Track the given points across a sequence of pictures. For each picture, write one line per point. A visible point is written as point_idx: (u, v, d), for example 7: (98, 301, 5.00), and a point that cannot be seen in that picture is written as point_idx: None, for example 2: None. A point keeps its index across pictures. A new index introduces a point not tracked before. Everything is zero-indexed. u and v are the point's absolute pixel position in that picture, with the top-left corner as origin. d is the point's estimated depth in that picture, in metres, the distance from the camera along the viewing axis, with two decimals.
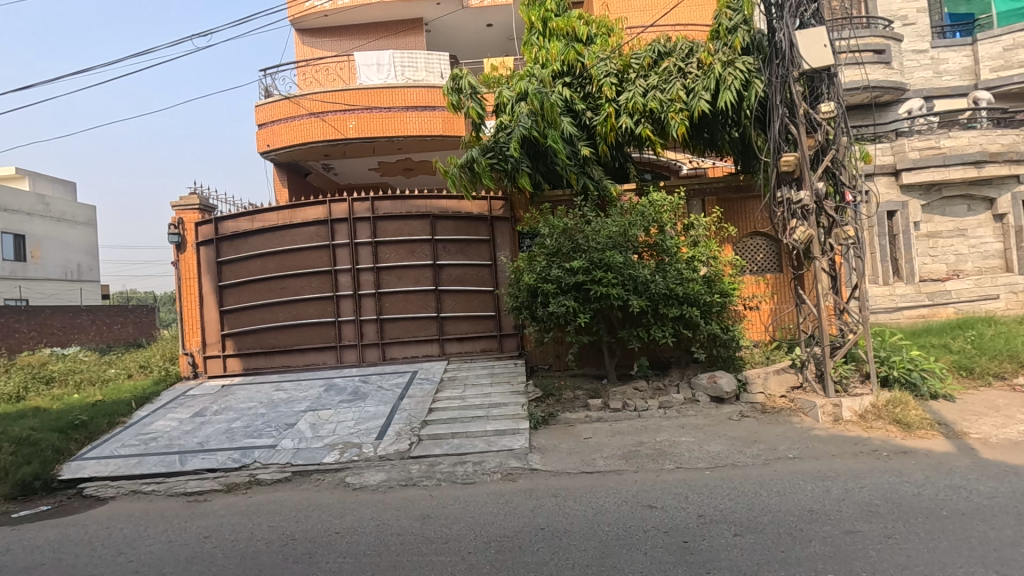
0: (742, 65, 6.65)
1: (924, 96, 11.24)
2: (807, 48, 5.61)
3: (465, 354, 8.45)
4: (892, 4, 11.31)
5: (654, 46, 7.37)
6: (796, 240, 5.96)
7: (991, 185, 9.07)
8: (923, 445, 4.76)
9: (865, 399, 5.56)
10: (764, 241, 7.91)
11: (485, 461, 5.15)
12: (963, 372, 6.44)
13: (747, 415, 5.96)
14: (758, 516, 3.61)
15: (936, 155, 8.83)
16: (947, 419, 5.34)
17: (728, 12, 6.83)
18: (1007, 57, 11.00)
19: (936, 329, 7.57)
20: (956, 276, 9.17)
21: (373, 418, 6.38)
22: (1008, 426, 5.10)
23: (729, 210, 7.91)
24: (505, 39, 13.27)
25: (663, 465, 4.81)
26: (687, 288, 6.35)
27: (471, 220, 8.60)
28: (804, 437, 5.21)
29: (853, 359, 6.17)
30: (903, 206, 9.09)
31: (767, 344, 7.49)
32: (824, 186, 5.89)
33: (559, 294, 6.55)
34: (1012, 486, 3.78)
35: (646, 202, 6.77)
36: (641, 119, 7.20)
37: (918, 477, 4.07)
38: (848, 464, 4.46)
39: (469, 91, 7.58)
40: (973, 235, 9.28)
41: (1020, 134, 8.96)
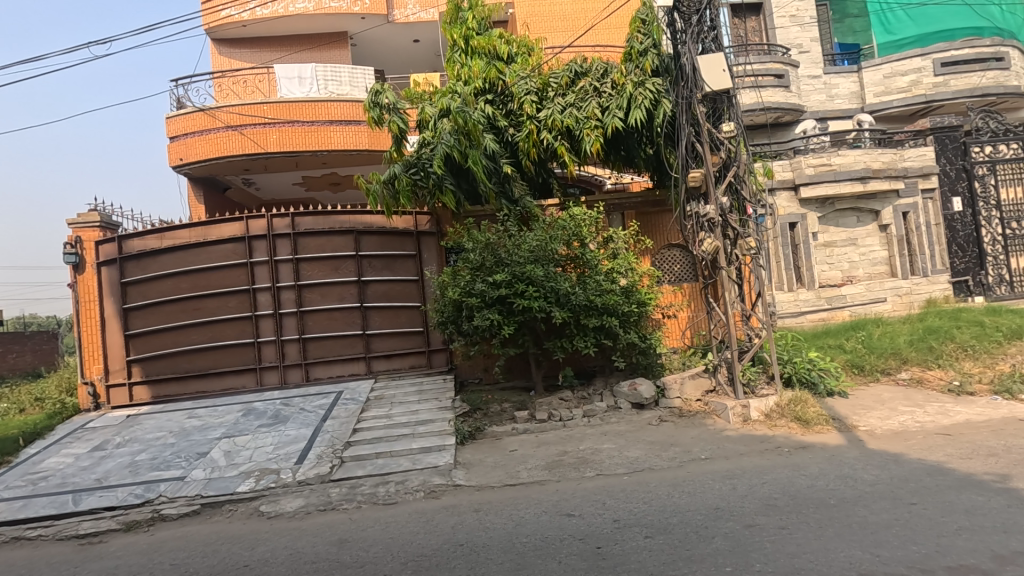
0: (652, 86, 6.98)
1: (819, 117, 12.29)
2: (708, 72, 6.00)
3: (393, 371, 8.31)
4: (789, 34, 12.33)
5: (571, 66, 7.67)
6: (705, 252, 6.31)
7: (876, 199, 10.01)
8: (819, 440, 5.15)
9: (770, 399, 5.94)
10: (680, 252, 8.32)
11: (408, 480, 5.07)
12: (856, 369, 7.07)
13: (665, 420, 6.22)
14: (669, 517, 3.75)
15: (829, 171, 9.65)
16: (840, 414, 5.80)
17: (639, 35, 7.18)
18: (886, 83, 12.20)
19: (833, 331, 8.19)
20: (850, 281, 9.99)
21: (293, 442, 6.14)
22: (891, 418, 5.61)
23: (646, 224, 8.30)
24: (432, 55, 13.37)
25: (584, 472, 4.92)
26: (606, 299, 6.57)
27: (397, 235, 8.52)
28: (716, 438, 5.50)
29: (760, 362, 6.56)
30: (803, 218, 9.83)
31: (685, 350, 7.84)
32: (729, 201, 6.28)
33: (483, 307, 6.61)
34: (890, 472, 4.16)
35: (567, 217, 6.97)
36: (560, 136, 7.46)
37: (813, 469, 4.39)
38: (753, 462, 4.74)
39: (392, 108, 7.54)
40: (863, 243, 10.17)
41: (897, 153, 9.98)
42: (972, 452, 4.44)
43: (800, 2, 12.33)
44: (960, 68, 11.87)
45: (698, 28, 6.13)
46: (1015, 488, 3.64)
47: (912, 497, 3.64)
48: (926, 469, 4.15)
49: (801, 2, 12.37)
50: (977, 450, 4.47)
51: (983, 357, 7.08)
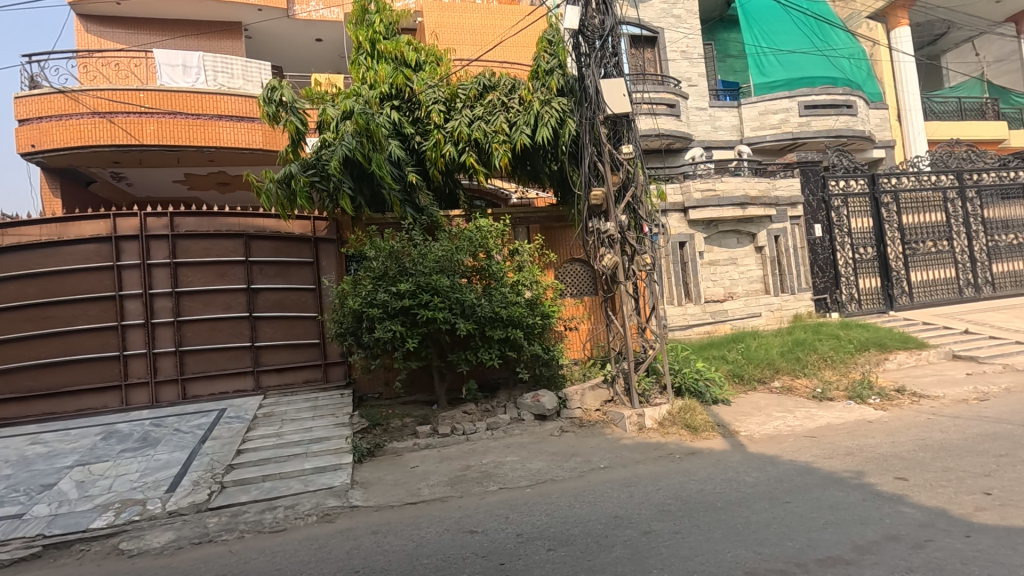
0: (558, 105, 7.15)
1: (705, 146, 13.38)
2: (610, 96, 6.28)
3: (285, 386, 7.74)
4: (680, 67, 13.37)
5: (480, 79, 7.71)
6: (605, 267, 6.55)
7: (753, 223, 11.02)
8: (706, 445, 5.51)
9: (663, 408, 6.27)
10: (581, 266, 8.61)
11: (299, 504, 4.70)
12: (736, 379, 7.69)
13: (566, 430, 6.34)
14: (571, 528, 3.78)
15: (714, 197, 10.49)
16: (724, 420, 6.25)
17: (546, 55, 7.38)
18: (761, 120, 13.58)
19: (717, 343, 8.86)
20: (730, 297, 10.80)
21: (164, 467, 5.48)
22: (766, 423, 6.14)
23: (550, 238, 8.51)
24: (336, 57, 12.93)
25: (487, 486, 4.86)
26: (511, 311, 6.59)
27: (292, 241, 8.00)
28: (614, 446, 5.69)
29: (654, 372, 6.90)
30: (691, 238, 10.59)
31: (585, 362, 8.07)
32: (627, 219, 6.57)
33: (385, 318, 6.37)
34: (768, 474, 4.53)
35: (473, 228, 6.94)
36: (467, 147, 7.45)
37: (701, 474, 4.67)
38: (649, 469, 4.94)
39: (288, 106, 7.09)
40: (741, 263, 11.09)
41: (771, 183, 11.08)
42: (833, 451, 4.96)
43: (689, 40, 13.41)
44: (818, 111, 13.48)
45: (602, 53, 6.42)
46: (868, 483, 4.10)
47: (786, 496, 3.97)
48: (797, 469, 4.57)
49: (690, 40, 13.46)
50: (837, 450, 5.01)
51: (839, 366, 8.03)
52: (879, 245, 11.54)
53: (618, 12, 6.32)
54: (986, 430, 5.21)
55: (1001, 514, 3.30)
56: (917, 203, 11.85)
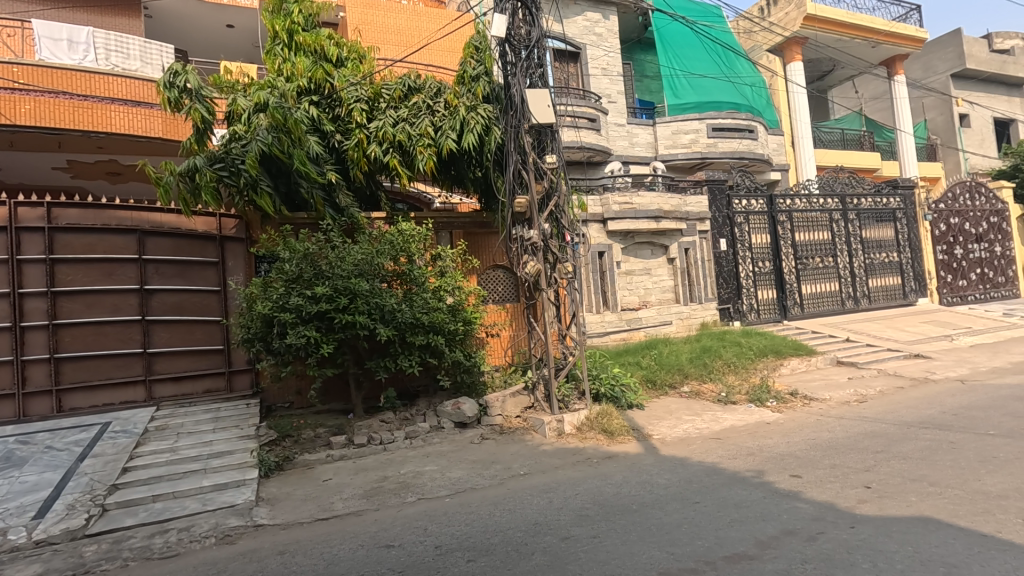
0: (484, 111, 7.12)
1: (623, 160, 13.93)
2: (534, 106, 6.35)
3: (182, 397, 7.12)
4: (601, 83, 13.86)
5: (404, 80, 7.56)
6: (528, 274, 6.60)
7: (666, 236, 11.56)
8: (622, 449, 5.68)
9: (581, 413, 6.41)
10: (504, 273, 8.65)
11: (195, 526, 4.30)
12: (650, 384, 8.03)
13: (487, 438, 6.31)
14: (491, 537, 3.73)
15: (631, 210, 10.92)
16: (638, 424, 6.49)
17: (472, 61, 7.36)
18: (674, 139, 14.37)
19: (632, 349, 9.20)
20: (644, 305, 11.31)
21: (31, 490, 4.83)
22: (676, 426, 6.43)
23: (473, 244, 8.48)
24: (249, 45, 12.20)
25: (405, 498, 4.70)
26: (432, 317, 6.47)
27: (194, 239, 7.39)
28: (534, 453, 5.73)
29: (573, 378, 7.03)
30: (609, 248, 10.92)
31: (507, 368, 8.09)
32: (550, 227, 6.67)
33: (298, 323, 6.05)
34: (678, 475, 4.73)
35: (395, 231, 6.76)
36: (390, 148, 7.26)
37: (617, 477, 4.80)
38: (568, 474, 5.00)
39: (195, 93, 6.58)
40: (655, 273, 11.61)
41: (682, 199, 11.71)
42: (737, 452, 5.28)
43: (610, 58, 13.95)
44: (724, 134, 14.49)
45: (527, 63, 6.51)
46: (767, 481, 4.39)
47: (695, 496, 4.16)
48: (705, 470, 4.81)
49: (611, 58, 14.00)
50: (740, 450, 5.34)
51: (741, 371, 8.61)
52: (775, 259, 12.57)
53: (544, 24, 6.43)
54: (864, 428, 5.77)
55: (880, 506, 3.65)
56: (807, 222, 13.04)
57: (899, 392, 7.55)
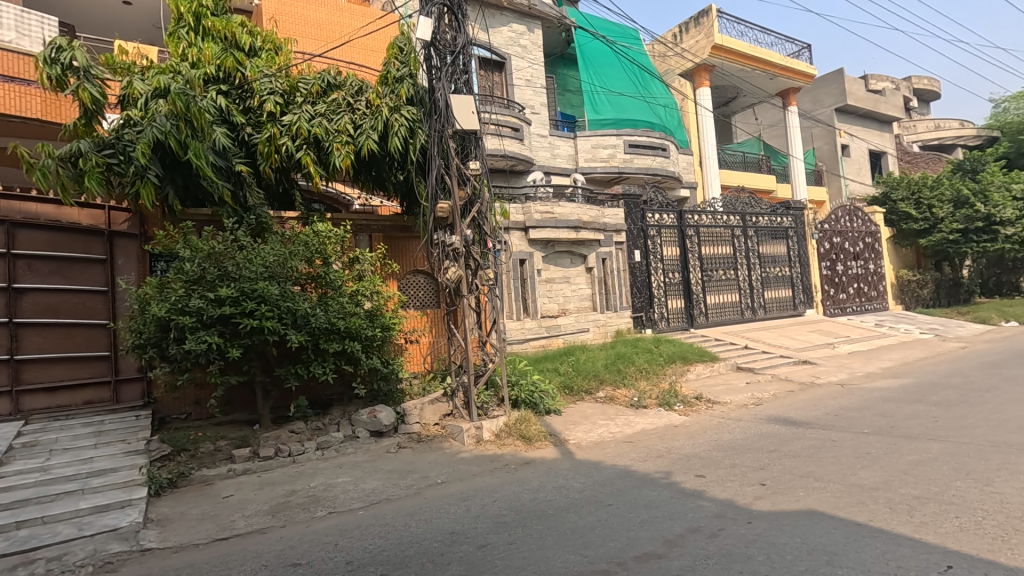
0: (407, 114, 7.00)
1: (545, 170, 14.21)
2: (459, 112, 6.33)
3: (58, 409, 6.36)
4: (524, 94, 14.09)
5: (323, 76, 7.27)
6: (449, 280, 6.53)
7: (584, 245, 11.84)
8: (539, 455, 5.75)
9: (500, 420, 6.43)
10: (424, 278, 8.53)
11: (69, 554, 3.84)
12: (567, 391, 8.21)
13: (404, 446, 6.16)
14: (405, 550, 3.63)
15: (551, 219, 11.12)
16: (555, 430, 6.60)
17: (396, 61, 7.19)
18: (593, 152, 14.86)
19: (551, 355, 9.34)
20: (563, 312, 11.50)
21: None
22: (592, 430, 6.61)
23: (393, 248, 8.30)
24: (149, 25, 11.26)
25: (315, 512, 4.47)
26: (349, 322, 6.23)
27: (77, 234, 6.66)
28: (452, 460, 5.66)
29: (492, 386, 7.03)
30: (530, 256, 11.04)
31: (426, 375, 7.95)
32: (472, 233, 6.65)
33: (198, 328, 5.61)
34: (593, 479, 4.86)
35: (310, 232, 6.48)
36: (307, 145, 6.96)
37: (534, 483, 4.84)
38: (486, 481, 4.98)
39: (84, 73, 5.94)
40: (574, 281, 11.82)
41: (600, 211, 12.10)
42: (647, 454, 5.51)
43: (533, 70, 14.24)
44: (639, 150, 15.20)
45: (452, 68, 6.47)
46: (675, 481, 4.61)
47: (609, 499, 4.29)
48: (618, 473, 4.98)
49: (534, 70, 14.30)
50: (650, 453, 5.57)
51: (652, 376, 9.02)
52: (683, 271, 13.34)
53: (470, 31, 6.44)
54: (760, 429, 6.23)
55: (773, 501, 3.95)
56: (712, 237, 13.97)
57: (790, 395, 8.23)
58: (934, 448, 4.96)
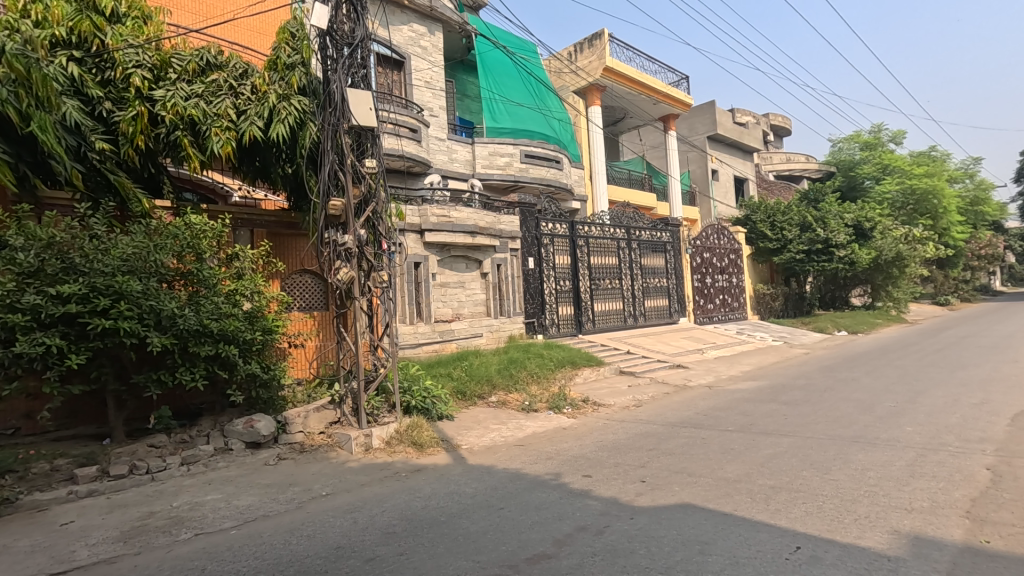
0: (297, 103, 6.58)
1: (442, 173, 14.09)
2: (355, 107, 6.10)
3: None
4: (423, 96, 13.91)
5: (202, 54, 6.64)
6: (340, 280, 6.22)
7: (480, 251, 11.88)
8: (430, 461, 5.65)
9: (391, 427, 6.24)
10: (312, 279, 8.06)
11: None
12: (459, 396, 8.20)
13: (284, 458, 5.76)
14: (283, 570, 3.37)
15: (448, 223, 11.04)
16: (447, 435, 6.53)
17: (287, 47, 6.73)
18: (491, 159, 15.02)
19: (444, 360, 9.25)
20: (457, 317, 11.44)
21: None
22: (484, 435, 6.64)
23: (278, 245, 7.76)
24: None
25: (178, 535, 4.01)
26: (224, 323, 5.69)
27: None
28: (338, 471, 5.38)
29: (383, 391, 6.80)
30: (425, 260, 10.86)
31: (310, 382, 7.49)
32: (366, 233, 6.41)
33: (35, 329, 4.83)
34: (485, 483, 4.87)
35: (181, 224, 5.86)
36: (181, 127, 6.32)
37: (426, 490, 4.74)
38: (374, 491, 4.79)
39: None
40: (468, 286, 11.81)
41: (496, 217, 12.24)
42: (537, 457, 5.63)
43: (433, 72, 14.13)
44: (535, 161, 15.61)
45: (349, 61, 6.20)
46: (563, 482, 4.76)
47: (501, 502, 4.32)
48: (509, 476, 5.03)
49: (433, 72, 14.19)
50: (540, 455, 5.71)
51: (542, 381, 9.26)
52: (572, 279, 13.91)
53: (370, 25, 6.23)
54: (641, 429, 6.65)
55: (652, 497, 4.22)
56: (600, 248, 14.73)
57: (666, 397, 8.88)
58: (784, 442, 5.60)
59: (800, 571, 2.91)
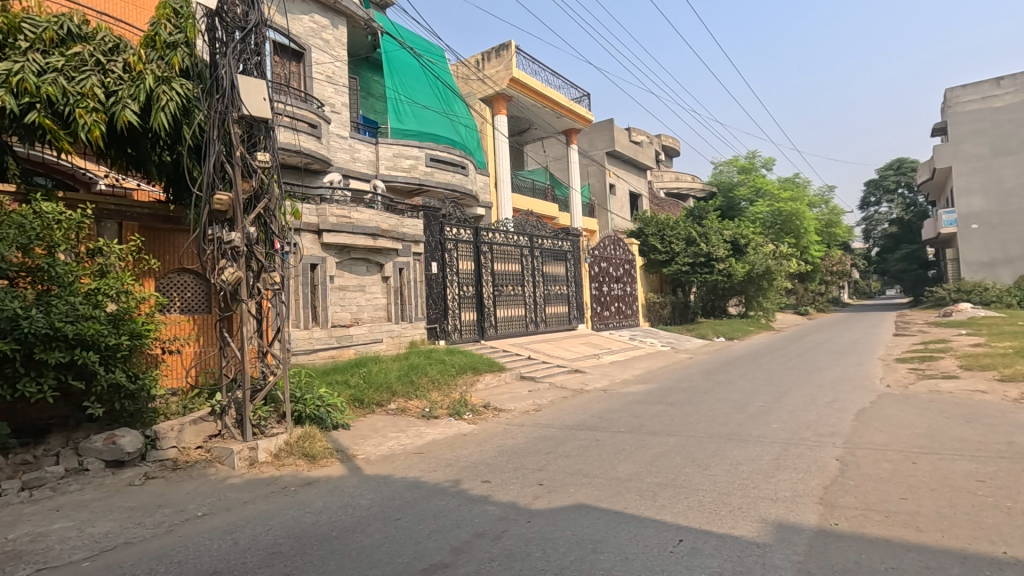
0: (180, 87, 5.98)
1: (342, 172, 13.55)
2: (248, 96, 5.71)
3: None
4: (324, 91, 13.32)
5: (62, 22, 5.86)
6: (225, 281, 5.71)
7: (381, 254, 11.51)
8: (323, 473, 5.36)
9: (279, 438, 5.84)
10: (192, 278, 7.41)
11: None
12: (357, 403, 7.90)
13: (152, 477, 5.19)
14: None
15: (348, 224, 10.61)
16: (342, 445, 6.24)
17: (168, 24, 6.08)
18: (395, 161, 14.67)
19: (340, 367, 8.85)
20: (356, 322, 10.98)
21: None
22: (382, 444, 6.43)
23: (152, 241, 7.04)
24: None
25: (15, 572, 3.45)
26: (82, 326, 5.04)
27: None
28: (218, 488, 4.94)
29: (273, 400, 6.35)
30: (322, 261, 10.32)
31: (187, 392, 6.84)
32: (256, 231, 5.96)
33: None
34: (381, 494, 4.70)
35: (28, 212, 5.15)
36: (33, 104, 5.53)
37: (317, 505, 4.48)
38: (259, 508, 4.44)
39: None
40: (369, 290, 11.38)
41: (400, 220, 11.95)
42: (437, 465, 5.55)
43: (335, 67, 13.60)
44: (440, 165, 15.47)
45: (241, 47, 5.77)
46: (463, 489, 4.73)
47: (398, 513, 4.18)
48: (407, 485, 4.91)
49: (335, 67, 13.66)
50: (440, 462, 5.63)
51: (443, 388, 9.16)
52: (476, 285, 13.96)
53: (264, 11, 5.86)
54: (539, 433, 6.79)
55: (548, 499, 4.31)
56: (503, 255, 14.93)
57: (565, 401, 9.16)
58: (669, 441, 5.99)
59: (682, 562, 3.10)
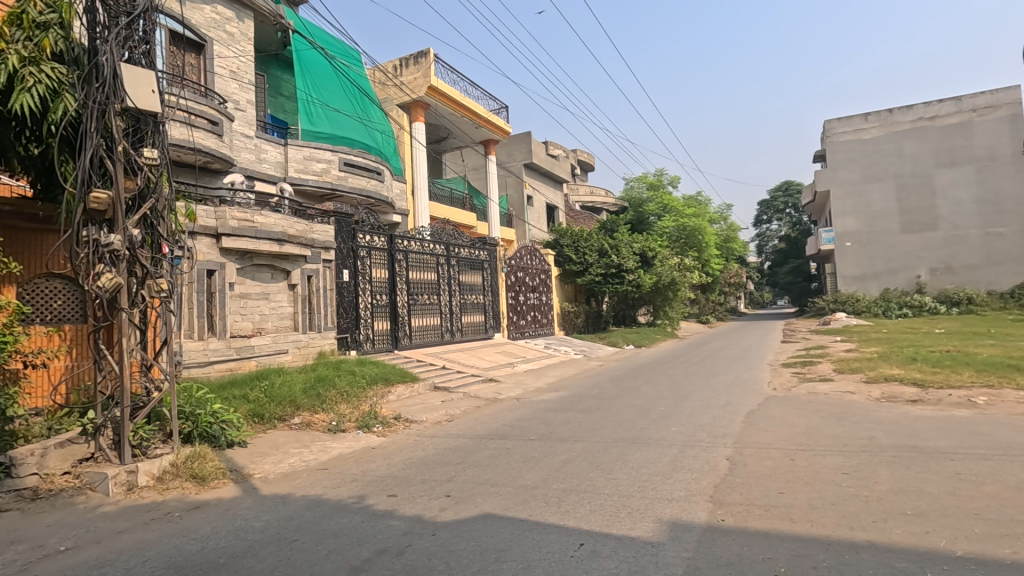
0: (51, 72, 5.38)
1: (247, 173, 12.82)
2: (132, 86, 5.27)
3: None
4: (227, 86, 12.57)
5: None
6: (102, 288, 5.17)
7: (288, 260, 10.97)
8: (214, 495, 4.98)
9: (164, 459, 5.36)
10: (64, 284, 6.66)
11: None
12: (256, 419, 7.45)
13: (5, 510, 4.57)
14: None
15: (250, 228, 10.01)
16: (237, 464, 5.84)
17: (38, 2, 5.46)
18: (306, 164, 14.05)
19: (239, 380, 8.30)
20: (258, 332, 10.34)
21: None
22: (282, 461, 6.07)
23: (14, 241, 6.26)
24: None
25: None
26: None
27: None
28: (87, 518, 4.43)
29: (157, 418, 5.82)
30: (221, 267, 9.67)
31: (54, 411, 6.12)
32: (140, 234, 5.48)
33: None
34: (279, 515, 4.43)
35: None
36: None
37: (204, 530, 4.15)
38: (135, 538, 4.03)
39: None
40: (274, 298, 10.78)
41: (308, 225, 11.45)
42: (341, 480, 5.34)
43: (240, 62, 12.89)
44: (354, 170, 15.03)
45: (126, 33, 5.31)
46: (367, 504, 4.58)
47: (295, 534, 3.97)
48: (307, 504, 4.67)
49: (241, 62, 12.95)
50: (344, 478, 5.41)
51: (352, 400, 8.83)
52: (389, 293, 13.65)
53: None
54: (450, 444, 6.73)
55: (455, 511, 4.28)
56: (418, 263, 14.73)
57: (478, 410, 9.16)
58: (576, 447, 6.16)
59: (581, 566, 3.18)
